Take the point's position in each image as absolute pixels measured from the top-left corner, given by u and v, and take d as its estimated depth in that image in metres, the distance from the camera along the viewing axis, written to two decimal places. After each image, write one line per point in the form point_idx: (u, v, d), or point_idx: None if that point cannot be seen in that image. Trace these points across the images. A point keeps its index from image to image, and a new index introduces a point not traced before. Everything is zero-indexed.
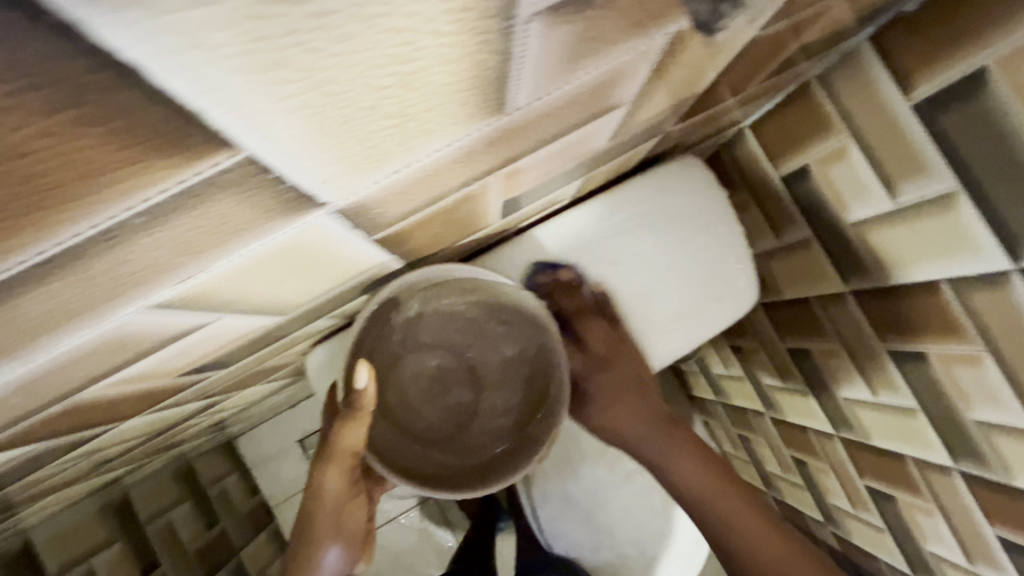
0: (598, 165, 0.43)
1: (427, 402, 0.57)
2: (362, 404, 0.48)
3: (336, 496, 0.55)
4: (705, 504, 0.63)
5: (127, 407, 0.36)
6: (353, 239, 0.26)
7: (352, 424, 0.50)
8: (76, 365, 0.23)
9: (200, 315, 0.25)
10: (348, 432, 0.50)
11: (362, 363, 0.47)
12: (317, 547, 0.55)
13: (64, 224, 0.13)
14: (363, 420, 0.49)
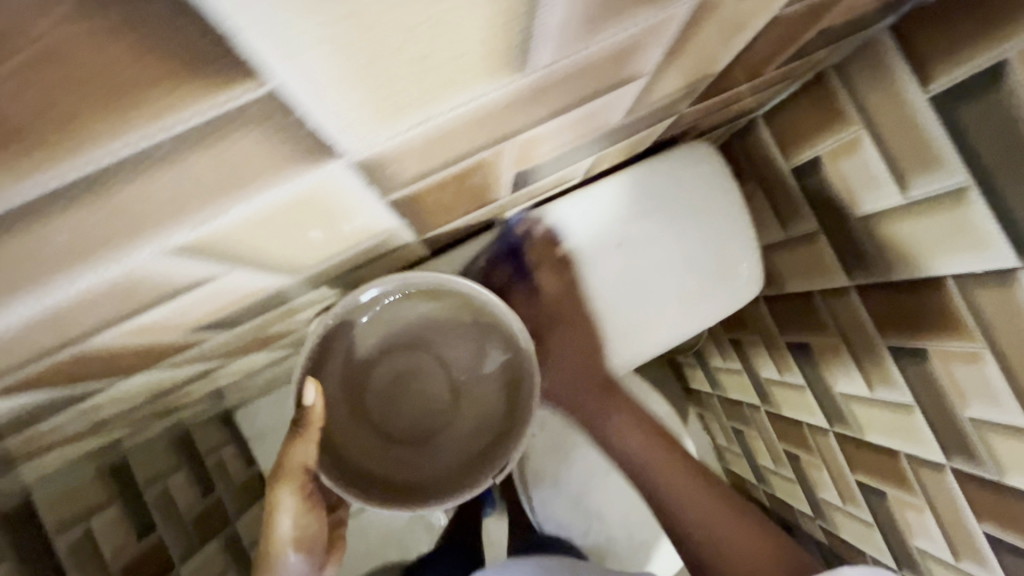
0: (609, 144, 0.43)
1: (407, 408, 0.59)
2: (309, 422, 0.53)
3: (292, 512, 0.58)
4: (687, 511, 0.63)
5: (133, 361, 0.36)
6: (367, 198, 0.26)
7: (299, 441, 0.54)
8: (86, 309, 0.23)
9: (212, 265, 0.25)
10: (296, 448, 0.54)
11: (309, 381, 0.52)
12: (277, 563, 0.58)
13: (90, 145, 0.13)
14: (311, 436, 0.53)
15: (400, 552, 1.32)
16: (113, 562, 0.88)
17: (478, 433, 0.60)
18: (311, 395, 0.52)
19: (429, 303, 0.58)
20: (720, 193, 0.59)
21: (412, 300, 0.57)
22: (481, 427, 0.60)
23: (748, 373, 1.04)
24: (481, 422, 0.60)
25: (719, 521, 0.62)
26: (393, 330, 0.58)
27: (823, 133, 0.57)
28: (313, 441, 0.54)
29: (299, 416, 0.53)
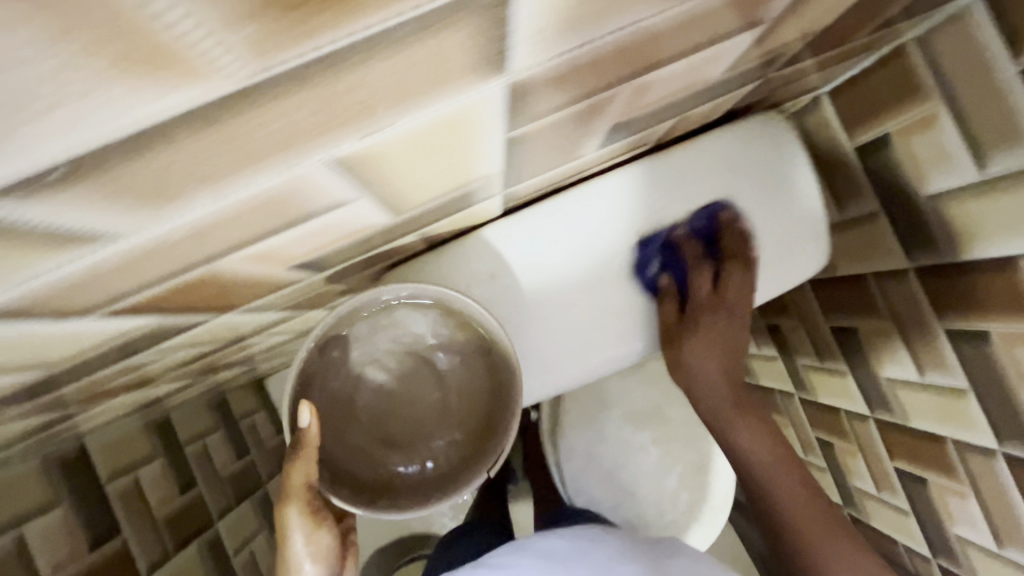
0: (696, 105, 0.43)
1: (392, 413, 0.62)
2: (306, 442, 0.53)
3: (304, 538, 0.56)
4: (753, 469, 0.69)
5: (234, 297, 0.37)
6: (496, 129, 0.27)
7: (299, 461, 0.54)
8: (240, 221, 0.23)
9: (350, 186, 0.25)
10: (297, 469, 0.54)
11: (303, 404, 0.53)
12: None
13: (353, 15, 0.13)
14: (310, 457, 0.54)
15: (422, 523, 1.37)
16: (160, 513, 0.91)
17: (463, 441, 0.62)
18: (306, 417, 0.53)
19: (414, 314, 0.61)
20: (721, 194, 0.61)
21: (395, 312, 0.60)
22: (471, 432, 0.63)
23: (783, 359, 1.04)
24: (469, 431, 0.62)
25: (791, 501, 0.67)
26: (377, 343, 0.61)
27: (896, 109, 0.57)
28: (314, 458, 0.54)
29: (298, 434, 0.53)
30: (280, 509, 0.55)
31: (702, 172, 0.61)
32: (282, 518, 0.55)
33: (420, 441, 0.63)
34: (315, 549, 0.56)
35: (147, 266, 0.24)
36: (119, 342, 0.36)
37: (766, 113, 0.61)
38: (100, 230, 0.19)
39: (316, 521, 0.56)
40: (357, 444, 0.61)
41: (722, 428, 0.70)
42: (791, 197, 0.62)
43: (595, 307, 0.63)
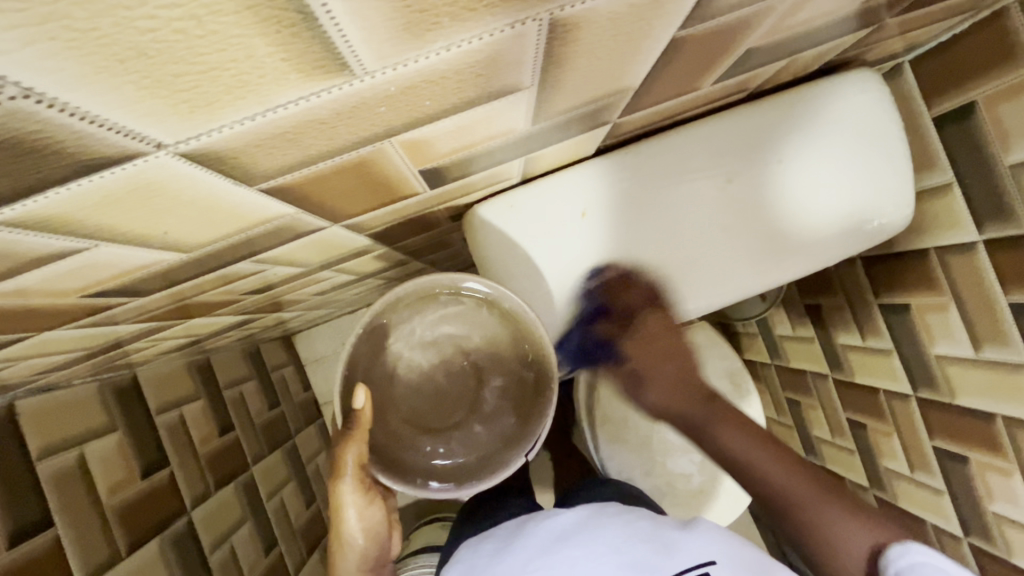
0: (809, 46, 0.43)
1: (424, 400, 0.64)
2: (359, 423, 0.57)
3: (353, 508, 0.61)
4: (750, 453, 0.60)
5: (361, 201, 0.38)
6: (673, 24, 0.27)
7: (352, 441, 0.59)
8: (443, 83, 0.24)
9: (537, 65, 0.26)
10: (349, 449, 0.59)
11: (359, 388, 0.57)
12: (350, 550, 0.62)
13: None
14: (361, 436, 0.58)
15: None
16: (202, 450, 0.92)
17: (497, 425, 0.66)
18: (361, 401, 0.57)
19: (450, 306, 0.64)
20: (766, 167, 0.60)
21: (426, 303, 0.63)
22: (500, 418, 0.66)
23: (820, 340, 1.05)
24: (502, 417, 0.66)
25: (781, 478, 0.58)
26: (408, 333, 0.63)
27: (987, 75, 0.57)
28: (364, 440, 0.58)
29: (350, 419, 0.58)
30: (334, 483, 0.60)
31: (744, 138, 0.60)
32: (335, 490, 0.60)
33: (449, 425, 0.66)
34: (366, 521, 0.62)
35: (343, 126, 0.25)
36: (248, 235, 0.36)
37: (859, 70, 0.60)
38: (355, 60, 0.19)
39: (367, 497, 0.62)
40: (396, 429, 0.64)
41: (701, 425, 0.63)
42: (826, 174, 0.60)
43: (624, 277, 0.63)
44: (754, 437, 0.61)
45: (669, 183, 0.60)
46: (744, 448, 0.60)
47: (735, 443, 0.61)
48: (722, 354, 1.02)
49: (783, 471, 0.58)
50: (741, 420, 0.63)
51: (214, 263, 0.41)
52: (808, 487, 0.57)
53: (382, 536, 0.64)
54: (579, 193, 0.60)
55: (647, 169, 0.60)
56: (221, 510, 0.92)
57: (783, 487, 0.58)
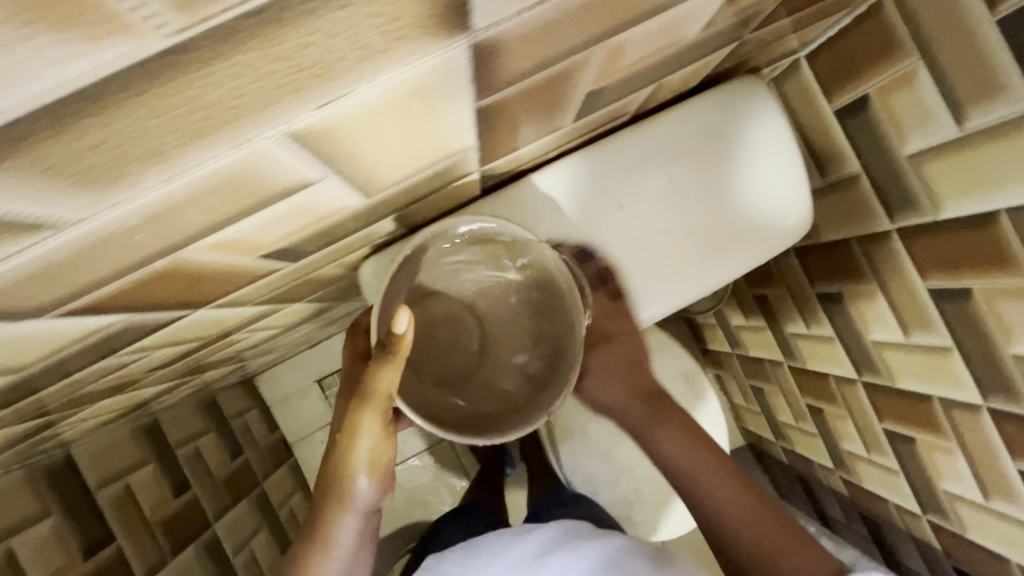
0: (670, 72, 0.42)
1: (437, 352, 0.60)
2: (398, 348, 0.50)
3: (369, 436, 0.58)
4: (711, 495, 0.63)
5: (208, 290, 0.36)
6: (466, 99, 0.25)
7: (387, 368, 0.53)
8: (201, 199, 0.22)
9: (315, 164, 0.24)
10: (382, 376, 0.53)
11: (403, 309, 0.49)
12: (351, 480, 0.60)
13: None
14: (398, 363, 0.52)
15: (422, 511, 1.43)
16: (153, 517, 0.90)
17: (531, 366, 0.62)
18: (403, 324, 0.49)
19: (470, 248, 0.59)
20: (732, 145, 0.60)
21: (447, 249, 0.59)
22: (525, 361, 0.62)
23: (771, 329, 1.05)
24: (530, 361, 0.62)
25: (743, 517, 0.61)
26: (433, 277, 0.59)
27: (873, 69, 0.56)
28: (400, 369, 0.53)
29: (389, 342, 0.51)
30: (358, 410, 0.56)
31: (713, 123, 0.60)
32: (357, 415, 0.56)
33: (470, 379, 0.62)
34: (370, 455, 0.60)
35: (102, 257, 0.23)
36: (83, 342, 0.34)
37: (747, 77, 0.61)
38: (46, 217, 0.18)
39: (386, 430, 0.59)
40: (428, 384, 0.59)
41: (646, 428, 0.68)
42: (757, 174, 0.61)
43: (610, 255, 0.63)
44: (740, 494, 0.63)
45: (568, 210, 0.61)
46: (728, 500, 0.62)
47: (718, 488, 0.63)
48: (674, 356, 1.01)
49: (742, 513, 0.61)
50: (720, 459, 0.65)
51: (67, 369, 0.39)
52: (773, 541, 0.60)
53: (387, 473, 0.62)
54: (603, 159, 0.60)
55: (608, 165, 0.60)
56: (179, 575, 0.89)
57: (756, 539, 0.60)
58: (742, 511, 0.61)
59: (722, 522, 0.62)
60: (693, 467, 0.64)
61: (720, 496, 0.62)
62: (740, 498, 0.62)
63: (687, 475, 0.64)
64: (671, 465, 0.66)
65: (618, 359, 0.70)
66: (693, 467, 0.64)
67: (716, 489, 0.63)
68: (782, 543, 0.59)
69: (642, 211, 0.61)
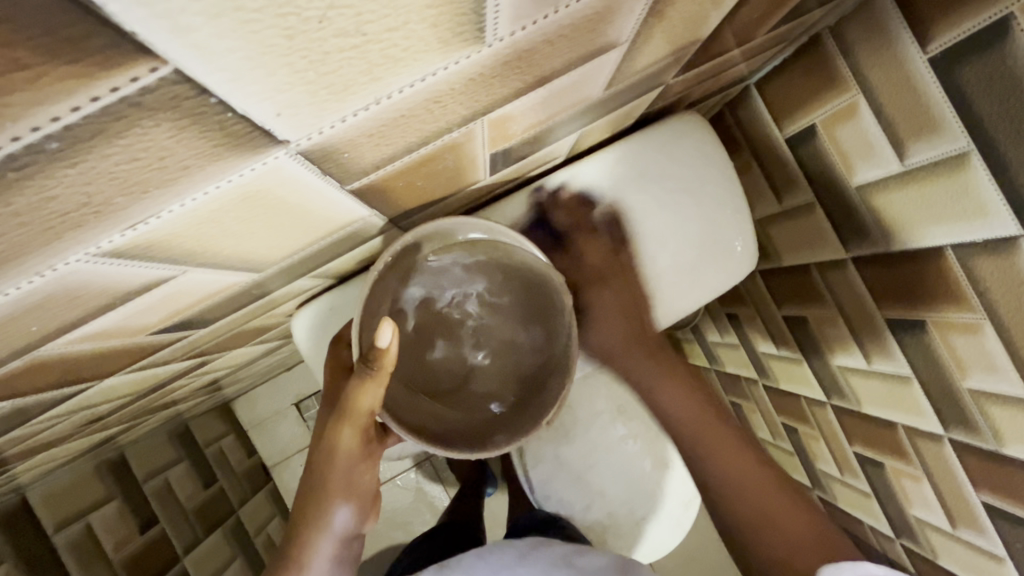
0: (592, 120, 0.40)
1: (416, 366, 0.56)
2: (382, 363, 0.46)
3: (348, 457, 0.53)
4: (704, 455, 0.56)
5: (102, 366, 0.34)
6: (325, 188, 0.24)
7: (369, 384, 0.48)
8: (27, 315, 0.21)
9: (160, 265, 0.23)
10: (365, 391, 0.49)
11: (386, 322, 0.45)
12: (327, 509, 0.54)
13: None
14: (382, 379, 0.48)
15: (403, 533, 1.41)
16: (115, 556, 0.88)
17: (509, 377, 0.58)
18: (386, 338, 0.45)
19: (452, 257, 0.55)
20: (722, 161, 0.61)
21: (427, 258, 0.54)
22: (509, 372, 0.58)
23: (744, 347, 1.04)
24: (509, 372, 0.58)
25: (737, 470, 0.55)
26: (427, 287, 0.55)
27: (817, 100, 0.55)
28: (385, 383, 0.48)
29: (370, 355, 0.46)
30: (336, 427, 0.51)
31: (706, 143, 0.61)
32: (336, 431, 0.51)
33: (457, 386, 0.57)
34: (351, 476, 0.54)
35: None
36: None
37: (691, 113, 0.61)
38: None
39: (366, 449, 0.54)
40: (411, 399, 0.55)
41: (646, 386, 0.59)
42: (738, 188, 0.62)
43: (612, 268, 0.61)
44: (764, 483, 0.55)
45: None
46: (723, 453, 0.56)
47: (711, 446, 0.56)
48: None
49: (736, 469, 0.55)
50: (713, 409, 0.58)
51: None
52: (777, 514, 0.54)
53: (366, 497, 0.56)
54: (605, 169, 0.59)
55: (619, 175, 0.59)
56: None
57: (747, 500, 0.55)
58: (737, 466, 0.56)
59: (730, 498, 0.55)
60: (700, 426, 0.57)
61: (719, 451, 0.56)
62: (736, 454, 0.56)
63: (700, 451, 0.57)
64: (672, 421, 0.58)
65: (612, 306, 0.61)
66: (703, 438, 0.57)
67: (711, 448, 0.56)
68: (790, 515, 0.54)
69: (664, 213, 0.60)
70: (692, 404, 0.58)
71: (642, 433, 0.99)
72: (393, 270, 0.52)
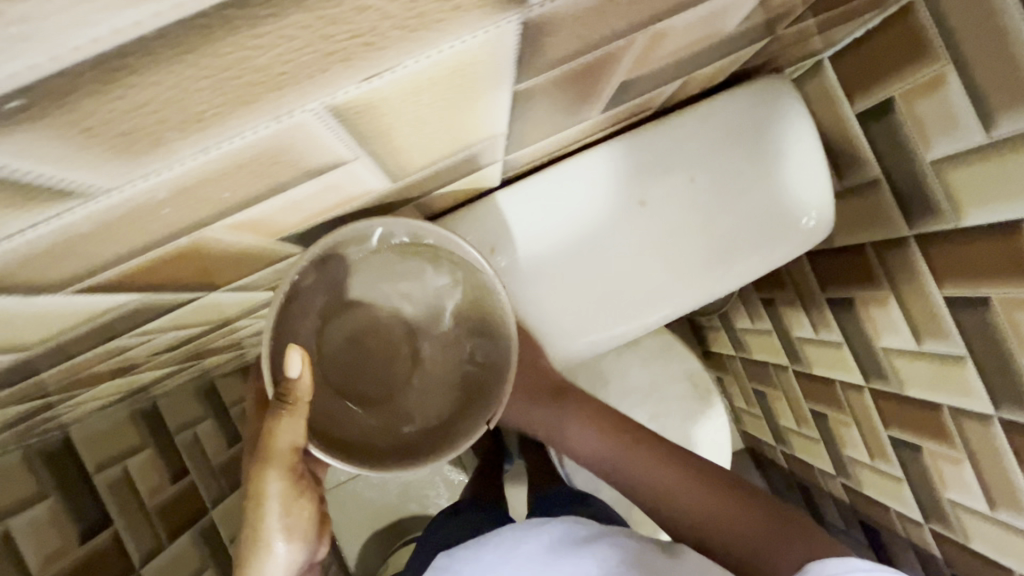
0: (702, 65, 0.41)
1: (358, 370, 0.58)
2: (294, 395, 0.48)
3: (282, 501, 0.51)
4: (636, 472, 0.66)
5: (227, 269, 0.35)
6: (503, 83, 0.25)
7: (286, 418, 0.49)
8: (232, 176, 0.21)
9: (350, 142, 0.23)
10: (281, 427, 0.49)
11: (293, 350, 0.47)
12: (263, 562, 0.51)
13: None
14: (298, 411, 0.49)
15: (418, 504, 1.42)
16: (151, 503, 0.89)
17: (448, 387, 0.60)
18: (296, 368, 0.47)
19: (391, 260, 0.57)
20: (705, 163, 0.61)
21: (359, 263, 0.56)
22: (447, 383, 0.60)
23: (777, 333, 1.05)
24: (447, 379, 0.60)
25: (671, 487, 0.63)
26: (359, 292, 0.57)
27: (901, 72, 0.56)
28: (303, 415, 0.49)
29: (282, 391, 0.48)
30: (259, 471, 0.49)
31: (686, 145, 0.61)
32: (260, 474, 0.50)
33: (396, 391, 0.59)
34: (290, 522, 0.52)
35: (130, 231, 0.22)
36: (97, 320, 0.33)
37: (769, 78, 0.62)
38: (76, 184, 0.17)
39: (297, 489, 0.52)
40: (344, 410, 0.56)
41: (556, 420, 0.72)
42: (726, 197, 0.62)
43: (558, 277, 0.62)
44: (702, 484, 0.63)
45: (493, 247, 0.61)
46: (651, 471, 0.65)
47: (640, 470, 0.66)
48: (681, 357, 1.01)
49: (672, 484, 0.64)
50: (622, 427, 0.70)
51: (78, 347, 0.37)
52: (738, 519, 0.59)
53: (311, 538, 0.54)
54: (567, 177, 0.60)
55: (590, 176, 0.61)
56: (175, 562, 0.90)
57: (695, 504, 0.61)
58: (672, 485, 0.64)
59: (657, 491, 0.64)
60: (618, 457, 0.68)
61: (647, 475, 0.65)
62: (660, 468, 0.65)
63: (619, 457, 0.68)
64: (591, 457, 0.69)
65: (520, 373, 0.71)
66: (627, 455, 0.67)
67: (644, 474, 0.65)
68: (739, 517, 0.59)
69: (630, 220, 0.62)
70: (600, 431, 0.69)
71: (674, 410, 1.00)
72: (315, 282, 0.53)
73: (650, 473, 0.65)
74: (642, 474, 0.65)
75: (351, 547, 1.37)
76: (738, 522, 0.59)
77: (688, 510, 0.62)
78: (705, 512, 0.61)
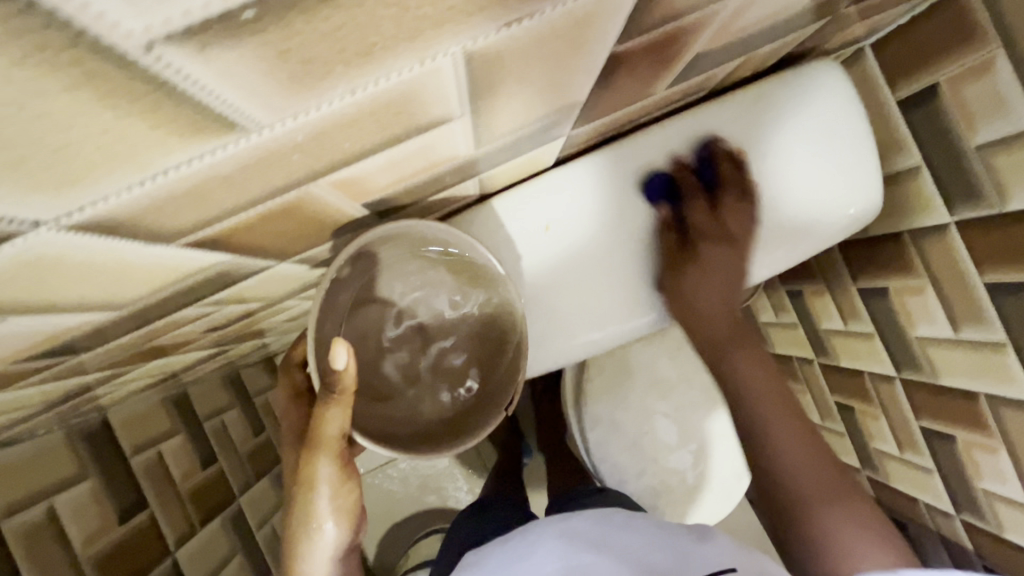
0: (765, 42, 0.42)
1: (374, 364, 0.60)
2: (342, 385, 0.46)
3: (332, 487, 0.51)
4: (774, 429, 0.55)
5: (307, 233, 0.36)
6: (608, 41, 0.25)
7: (333, 406, 0.48)
8: (359, 124, 0.22)
9: (463, 95, 0.24)
10: (330, 416, 0.48)
11: (339, 343, 0.44)
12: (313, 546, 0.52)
13: None
14: (345, 401, 0.47)
15: (437, 498, 1.43)
16: (183, 488, 0.90)
17: (461, 381, 0.63)
18: (341, 360, 0.45)
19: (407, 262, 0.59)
20: (717, 162, 0.63)
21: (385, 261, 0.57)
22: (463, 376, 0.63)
23: (804, 326, 1.05)
24: (462, 371, 0.63)
25: (793, 448, 0.54)
26: (381, 291, 0.59)
27: (949, 56, 0.57)
28: (350, 404, 0.48)
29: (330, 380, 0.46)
30: (309, 457, 0.50)
31: (695, 145, 0.62)
32: (310, 461, 0.50)
33: (410, 386, 0.62)
34: (339, 508, 0.52)
35: (257, 177, 0.23)
36: (184, 280, 0.33)
37: (819, 59, 0.62)
38: (240, 117, 0.17)
39: (345, 475, 0.51)
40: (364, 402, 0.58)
41: (721, 349, 0.62)
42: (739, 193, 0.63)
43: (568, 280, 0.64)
44: (824, 462, 0.54)
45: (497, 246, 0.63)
46: (794, 437, 0.55)
47: (787, 436, 0.55)
48: None
49: (800, 453, 0.54)
50: (784, 397, 0.57)
51: (157, 311, 0.38)
52: (825, 490, 0.53)
53: (358, 524, 0.54)
54: (579, 179, 0.62)
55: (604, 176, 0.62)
56: (206, 547, 0.91)
57: (798, 478, 0.53)
58: (810, 458, 0.54)
59: (783, 471, 0.53)
60: (762, 396, 0.57)
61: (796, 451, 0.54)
62: (806, 450, 0.54)
63: (755, 405, 0.57)
64: (750, 394, 0.58)
65: (721, 266, 0.65)
66: (778, 414, 0.56)
67: (800, 457, 0.53)
68: (820, 480, 0.53)
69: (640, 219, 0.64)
70: (768, 386, 0.58)
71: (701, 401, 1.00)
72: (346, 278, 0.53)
73: (786, 431, 0.55)
74: (785, 450, 0.54)
75: (370, 539, 1.38)
76: (815, 491, 0.52)
77: (798, 481, 0.53)
78: (812, 481, 0.53)
